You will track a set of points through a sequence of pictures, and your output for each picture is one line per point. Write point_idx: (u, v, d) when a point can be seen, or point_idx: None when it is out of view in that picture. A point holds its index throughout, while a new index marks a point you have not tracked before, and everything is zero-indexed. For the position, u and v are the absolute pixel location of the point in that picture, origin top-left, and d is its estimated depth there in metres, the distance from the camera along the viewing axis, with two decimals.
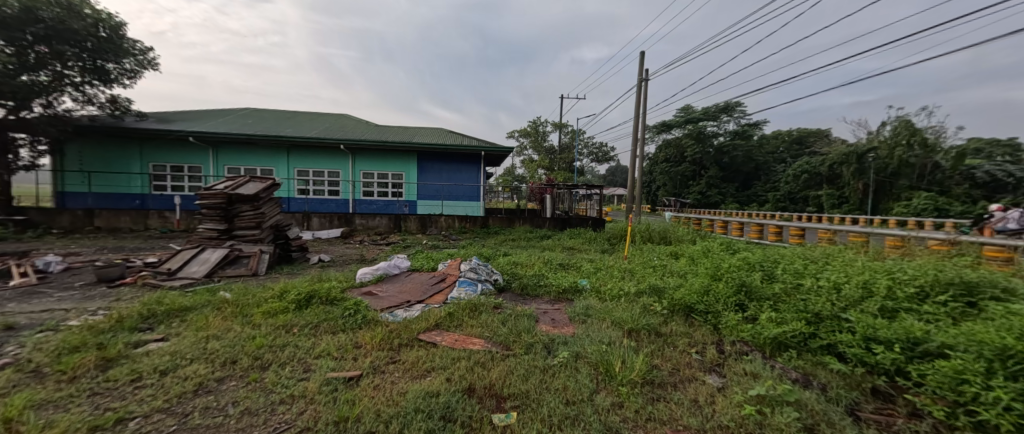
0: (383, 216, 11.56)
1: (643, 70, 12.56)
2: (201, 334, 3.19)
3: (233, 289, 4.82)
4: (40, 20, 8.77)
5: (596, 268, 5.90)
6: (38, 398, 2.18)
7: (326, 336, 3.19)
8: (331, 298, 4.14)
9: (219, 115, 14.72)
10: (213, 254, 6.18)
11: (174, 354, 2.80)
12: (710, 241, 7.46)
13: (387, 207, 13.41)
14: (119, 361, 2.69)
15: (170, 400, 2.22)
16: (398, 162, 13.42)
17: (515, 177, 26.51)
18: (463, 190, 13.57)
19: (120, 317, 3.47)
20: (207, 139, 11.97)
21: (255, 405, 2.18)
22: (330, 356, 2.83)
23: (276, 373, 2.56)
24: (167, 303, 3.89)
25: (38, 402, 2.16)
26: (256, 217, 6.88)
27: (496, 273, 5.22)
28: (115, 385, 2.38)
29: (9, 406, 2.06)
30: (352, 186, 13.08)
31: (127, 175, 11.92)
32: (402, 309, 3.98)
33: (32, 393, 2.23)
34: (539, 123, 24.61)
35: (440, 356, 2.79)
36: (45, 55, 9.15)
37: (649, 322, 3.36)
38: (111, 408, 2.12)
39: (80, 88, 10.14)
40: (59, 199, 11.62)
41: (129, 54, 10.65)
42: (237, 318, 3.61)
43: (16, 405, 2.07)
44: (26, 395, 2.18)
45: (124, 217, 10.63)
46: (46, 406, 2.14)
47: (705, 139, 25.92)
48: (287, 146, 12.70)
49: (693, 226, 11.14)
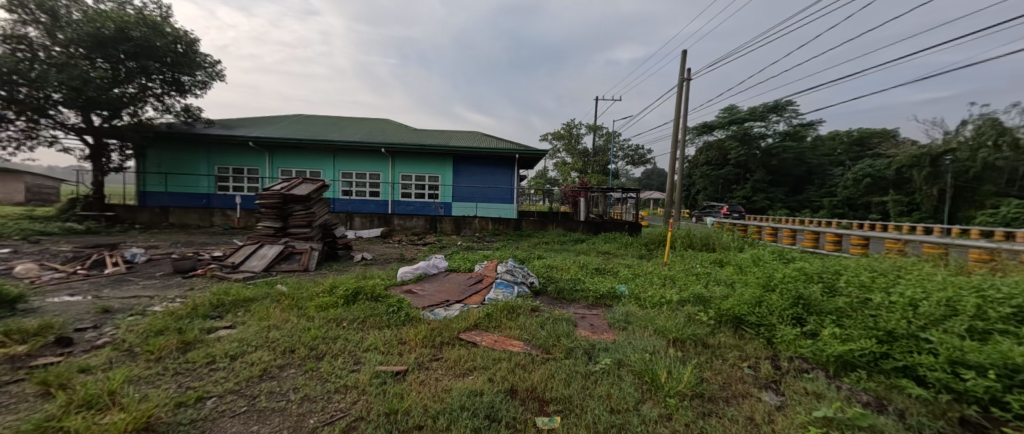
0: (420, 217, 11.97)
1: (685, 69, 12.06)
2: (263, 324, 3.45)
3: (288, 284, 5.19)
4: (131, 39, 9.99)
5: (634, 274, 5.72)
6: (133, 374, 2.46)
7: (373, 331, 3.34)
8: (376, 295, 4.33)
9: (275, 121, 15.89)
10: (270, 249, 6.66)
11: (241, 341, 3.05)
12: (759, 250, 7.00)
13: (424, 208, 13.81)
14: (195, 345, 2.97)
15: (240, 383, 2.43)
16: (435, 165, 13.80)
17: (548, 181, 26.30)
18: (497, 193, 13.74)
19: (195, 305, 3.84)
20: (265, 144, 12.94)
21: (313, 392, 2.33)
22: (377, 350, 2.96)
23: (330, 363, 2.71)
24: (232, 294, 4.25)
25: (134, 377, 2.44)
26: (307, 216, 7.39)
27: (532, 277, 5.20)
28: (193, 366, 2.63)
29: (113, 379, 2.34)
30: (392, 188, 13.63)
31: (196, 177, 13.11)
32: (441, 308, 4.07)
33: (128, 369, 2.53)
34: (574, 125, 24.26)
35: (481, 356, 2.83)
36: (133, 70, 10.38)
37: (695, 332, 3.21)
38: (192, 387, 2.35)
39: (160, 99, 11.34)
40: (141, 197, 13.00)
41: (200, 66, 11.77)
42: (293, 310, 3.87)
43: (118, 378, 2.36)
44: (125, 371, 2.47)
45: (191, 214, 11.72)
46: (140, 382, 2.42)
47: (751, 140, 24.47)
48: (334, 149, 13.45)
49: (738, 233, 10.56)
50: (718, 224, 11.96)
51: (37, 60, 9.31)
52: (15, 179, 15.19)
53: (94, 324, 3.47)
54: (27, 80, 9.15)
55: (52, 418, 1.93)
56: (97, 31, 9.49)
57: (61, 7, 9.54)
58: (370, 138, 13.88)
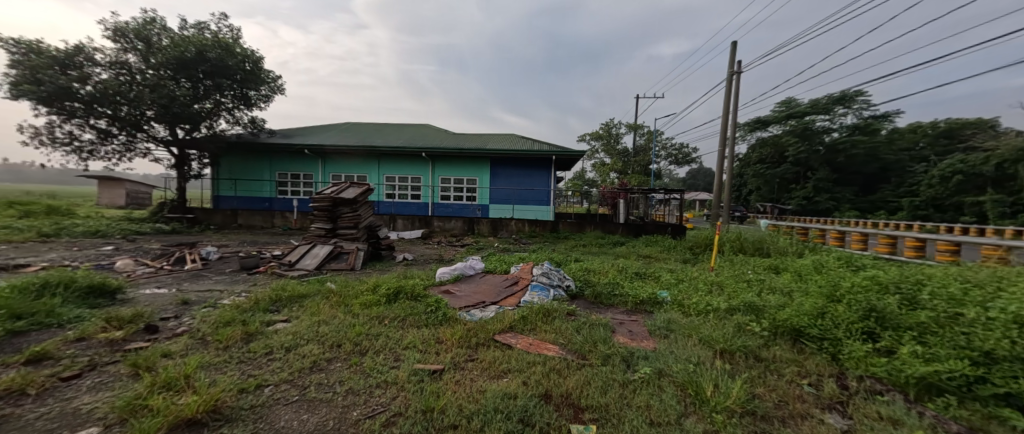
0: (458, 219, 12.21)
1: (735, 62, 11.34)
2: (314, 319, 3.67)
3: (337, 281, 5.49)
4: (208, 60, 11.19)
5: (678, 279, 5.44)
6: (204, 360, 2.71)
7: (411, 330, 3.43)
8: (415, 294, 4.45)
9: (326, 129, 16.95)
10: (321, 249, 7.10)
11: (295, 334, 3.26)
12: (822, 255, 6.39)
13: (462, 210, 14.09)
14: (256, 336, 3.22)
15: (293, 373, 2.59)
16: (472, 167, 14.03)
17: (586, 182, 25.82)
18: (533, 195, 13.71)
19: (257, 300, 4.17)
20: (318, 151, 13.85)
21: (356, 386, 2.43)
22: (416, 348, 3.04)
23: (373, 359, 2.82)
24: (288, 290, 4.57)
25: (205, 363, 2.69)
26: (354, 218, 7.79)
27: (568, 280, 5.11)
28: (254, 355, 2.85)
29: (188, 364, 2.59)
30: (432, 190, 14.04)
31: (259, 182, 14.28)
32: (477, 309, 4.11)
33: (201, 356, 2.78)
34: (613, 125, 23.66)
35: (516, 359, 2.82)
36: (209, 87, 11.59)
37: (747, 344, 2.98)
38: (252, 375, 2.54)
39: (231, 112, 12.50)
40: (214, 201, 14.39)
41: (265, 81, 12.85)
42: (340, 307, 4.08)
43: (192, 363, 2.60)
44: (198, 357, 2.72)
45: (256, 216, 12.76)
46: (209, 367, 2.65)
47: (812, 136, 22.49)
48: (378, 154, 14.08)
49: (798, 237, 9.73)
50: (774, 227, 11.11)
51: (134, 82, 10.66)
52: (116, 186, 17.41)
53: (175, 314, 3.87)
54: (127, 100, 10.47)
55: (140, 395, 2.17)
56: (181, 54, 10.75)
57: (154, 35, 10.91)
58: (411, 143, 14.40)
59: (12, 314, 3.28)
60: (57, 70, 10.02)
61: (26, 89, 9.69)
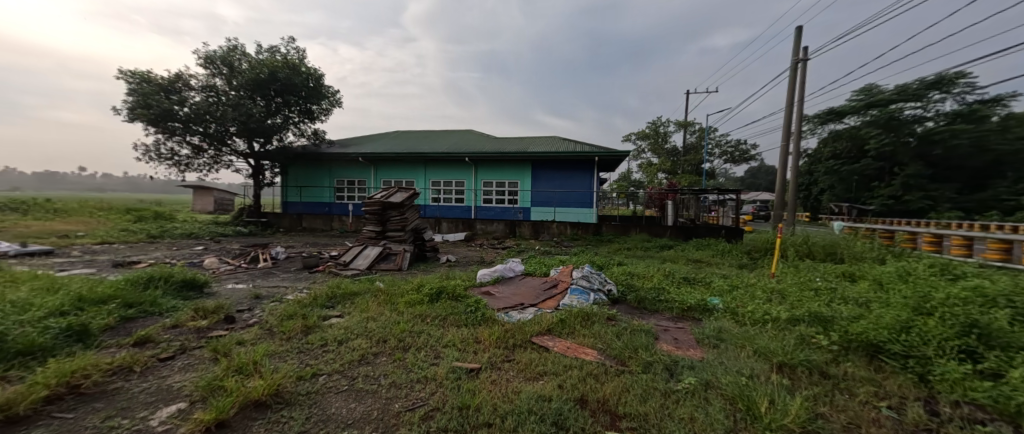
0: (500, 222, 12.36)
1: (800, 49, 10.45)
2: (364, 315, 3.90)
3: (385, 281, 5.79)
4: (279, 80, 12.52)
5: (731, 286, 5.10)
6: (272, 349, 2.99)
7: (451, 329, 3.54)
8: (456, 295, 4.58)
9: (376, 137, 17.96)
10: (372, 250, 7.53)
11: (347, 329, 3.49)
12: (912, 262, 5.67)
13: (503, 213, 14.27)
14: (314, 329, 3.49)
15: (344, 365, 2.77)
16: (513, 171, 14.15)
17: (631, 183, 25.00)
18: (575, 197, 13.55)
19: (315, 296, 4.52)
20: (370, 159, 14.68)
21: (399, 380, 2.55)
22: (455, 347, 3.12)
23: (415, 356, 2.95)
24: (343, 288, 4.90)
25: (272, 352, 2.97)
26: (402, 221, 8.18)
27: (610, 284, 4.98)
28: (311, 347, 3.09)
29: (258, 352, 2.87)
30: (474, 194, 14.35)
31: (319, 188, 15.45)
32: (516, 310, 4.15)
33: (269, 345, 3.08)
34: (659, 123, 22.73)
35: (552, 361, 2.81)
36: (280, 104, 12.93)
37: (810, 357, 2.73)
38: (309, 364, 2.77)
39: (297, 126, 13.71)
40: (284, 206, 15.82)
41: (326, 96, 13.93)
42: (387, 305, 4.30)
43: (262, 351, 2.88)
44: (267, 346, 3.02)
45: (319, 220, 13.80)
46: (275, 355, 2.92)
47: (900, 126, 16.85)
48: (424, 160, 14.64)
49: (882, 242, 8.68)
50: (851, 230, 10.03)
51: (221, 103, 12.10)
52: (206, 193, 19.71)
53: (248, 307, 4.32)
54: (214, 118, 11.88)
55: (219, 376, 2.45)
56: (258, 76, 12.15)
57: (236, 60, 12.29)
58: (455, 148, 14.83)
59: (125, 303, 3.86)
60: (162, 95, 11.61)
61: (139, 112, 11.30)
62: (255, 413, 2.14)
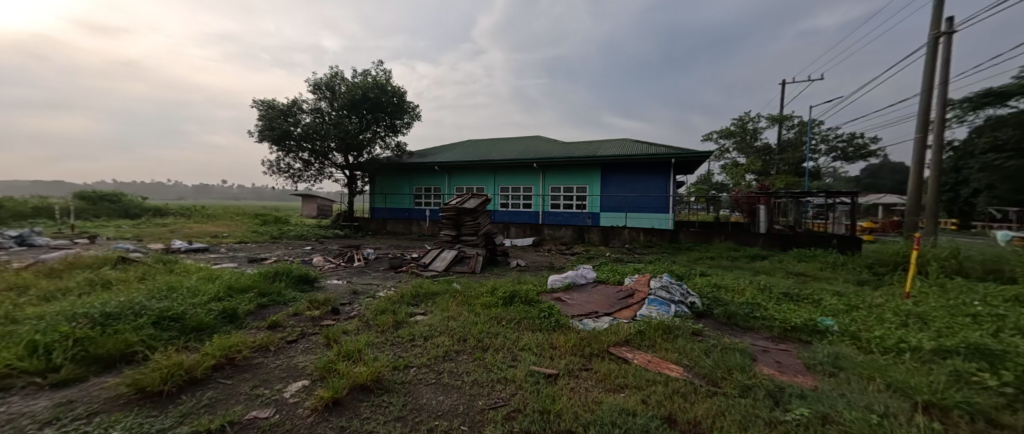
0: (568, 228, 12.25)
1: (941, 21, 8.66)
2: (445, 314, 4.16)
3: (461, 283, 6.12)
4: (370, 99, 14.08)
5: (849, 305, 4.38)
6: (371, 340, 3.36)
7: (527, 333, 3.60)
8: (529, 299, 4.65)
9: (451, 147, 19.07)
10: (449, 253, 8.00)
11: (431, 326, 3.77)
12: None
13: (572, 218, 14.05)
14: (403, 324, 3.83)
15: (430, 359, 3.00)
16: (583, 176, 13.91)
17: (715, 186, 22.88)
18: (650, 202, 12.84)
19: (402, 294, 4.95)
20: (446, 167, 15.62)
21: (481, 379, 2.68)
22: (531, 350, 3.18)
23: (494, 356, 3.07)
24: (425, 288, 5.29)
25: (371, 342, 3.33)
26: (475, 226, 8.56)
27: (693, 296, 4.63)
28: (403, 340, 3.41)
29: (361, 342, 3.25)
30: (543, 199, 14.39)
31: (401, 195, 16.82)
32: (590, 318, 4.07)
33: (368, 336, 3.46)
34: (748, 119, 20.50)
35: (633, 374, 2.70)
36: (370, 120, 14.50)
37: (969, 399, 2.22)
38: (402, 356, 3.05)
39: (384, 139, 15.22)
40: (371, 212, 17.55)
41: (407, 111, 15.23)
42: (465, 306, 4.53)
43: (363, 341, 3.24)
44: (367, 337, 3.39)
45: (400, 224, 15.11)
46: (374, 345, 3.28)
47: None
48: (494, 167, 15.12)
49: None
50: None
51: (324, 122, 13.97)
52: (312, 200, 22.82)
53: (350, 301, 4.91)
54: (320, 136, 13.73)
55: (332, 360, 2.83)
56: (353, 97, 13.80)
57: (337, 84, 14.11)
58: (525, 155, 15.08)
59: (259, 292, 4.68)
60: (283, 118, 13.76)
61: (266, 134, 13.54)
62: (362, 395, 2.42)
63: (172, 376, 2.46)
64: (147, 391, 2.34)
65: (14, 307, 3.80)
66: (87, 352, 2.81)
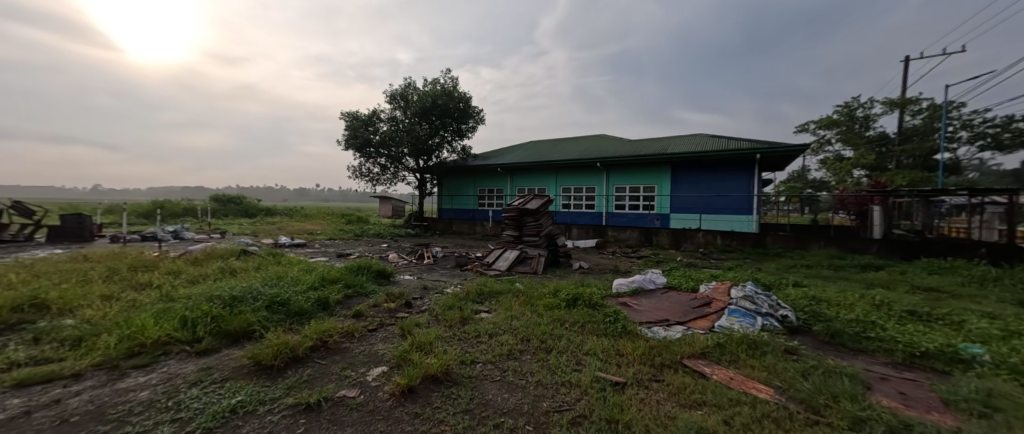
0: (635, 229, 11.68)
1: None
2: (508, 313, 4.21)
3: (524, 283, 6.16)
4: (439, 105, 14.90)
5: (1004, 331, 3.51)
6: (440, 334, 3.52)
7: (592, 337, 3.48)
8: (593, 303, 4.50)
9: (514, 149, 19.33)
10: (511, 253, 8.09)
11: (495, 324, 3.83)
12: None
13: (639, 220, 13.35)
14: (469, 321, 3.95)
15: (495, 356, 3.05)
16: (652, 175, 13.14)
17: (811, 183, 20.07)
18: (730, 202, 11.69)
19: (467, 292, 5.13)
20: (509, 168, 15.87)
21: (546, 380, 2.65)
22: (597, 356, 3.06)
23: (558, 359, 3.02)
24: (489, 287, 5.41)
25: (440, 336, 3.48)
26: (537, 227, 8.55)
27: (783, 308, 4.09)
28: (468, 336, 3.52)
29: (431, 334, 3.42)
30: (607, 200, 13.89)
31: (466, 196, 17.45)
32: (659, 326, 3.81)
33: (438, 330, 3.63)
34: (857, 105, 17.63)
35: (712, 391, 2.45)
36: (439, 126, 15.36)
37: None
38: (468, 351, 3.15)
39: (451, 144, 16.02)
40: (438, 212, 18.49)
41: (472, 115, 15.79)
42: (527, 306, 4.54)
43: (433, 334, 3.41)
44: (436, 331, 3.56)
45: (465, 224, 15.75)
46: (443, 339, 3.43)
47: None
48: (557, 168, 14.98)
49: None
50: None
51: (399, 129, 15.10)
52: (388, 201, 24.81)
53: (420, 296, 5.21)
54: (395, 143, 14.85)
55: (406, 350, 3.02)
56: (425, 104, 14.72)
57: (410, 94, 15.15)
58: (589, 154, 14.69)
59: (346, 283, 5.19)
60: (365, 127, 15.12)
61: (350, 142, 15.00)
62: (433, 385, 2.54)
63: (281, 352, 2.83)
64: (262, 364, 2.73)
65: (170, 288, 4.71)
66: (220, 328, 3.36)
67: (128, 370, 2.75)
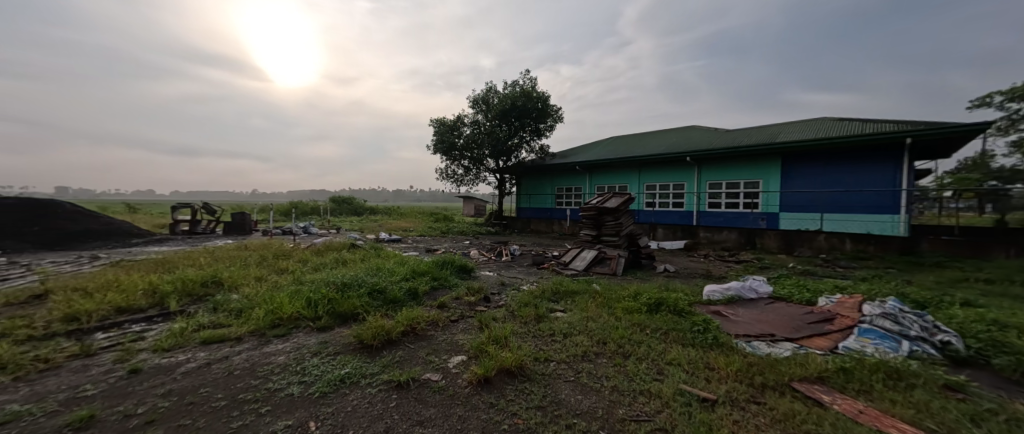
0: (732, 231, 10.50)
1: None
2: (584, 314, 4.11)
3: (602, 284, 5.95)
4: (518, 107, 15.25)
5: None
6: (516, 329, 3.59)
7: (676, 346, 3.22)
8: (679, 309, 4.16)
9: (593, 146, 18.77)
10: (589, 253, 7.90)
11: (570, 324, 3.78)
12: None
13: (737, 220, 11.89)
14: (544, 319, 3.97)
15: (570, 356, 3.01)
16: (754, 169, 11.63)
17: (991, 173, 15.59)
18: (862, 199, 9.73)
19: (543, 290, 5.15)
20: (587, 166, 15.47)
21: (622, 386, 2.53)
22: (681, 367, 2.82)
23: (636, 365, 2.86)
24: (565, 286, 5.35)
25: (516, 332, 3.56)
26: (616, 226, 8.19)
27: (942, 333, 3.25)
28: (542, 334, 3.53)
29: (507, 329, 3.51)
30: (697, 197, 12.68)
31: (543, 195, 17.51)
32: (761, 341, 3.33)
33: (514, 325, 3.71)
34: None
35: (831, 424, 2.07)
36: (517, 127, 15.74)
37: None
38: (542, 349, 3.16)
39: (529, 143, 16.29)
40: (516, 211, 18.87)
41: (550, 114, 15.89)
42: (605, 308, 4.38)
43: (509, 330, 3.50)
44: (512, 326, 3.64)
45: (543, 223, 15.91)
46: (519, 335, 3.50)
47: None
48: (640, 164, 14.15)
49: None
50: None
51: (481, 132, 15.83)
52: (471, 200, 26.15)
53: (498, 291, 5.39)
54: (477, 145, 15.60)
55: (483, 342, 3.15)
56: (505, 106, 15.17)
57: (491, 97, 15.75)
58: (675, 148, 13.55)
59: (433, 276, 5.62)
60: (450, 132, 16.15)
61: (437, 146, 16.17)
62: (508, 378, 2.61)
63: (379, 334, 3.19)
64: (364, 343, 3.11)
65: (299, 274, 5.64)
66: (335, 309, 3.90)
67: (271, 338, 3.37)
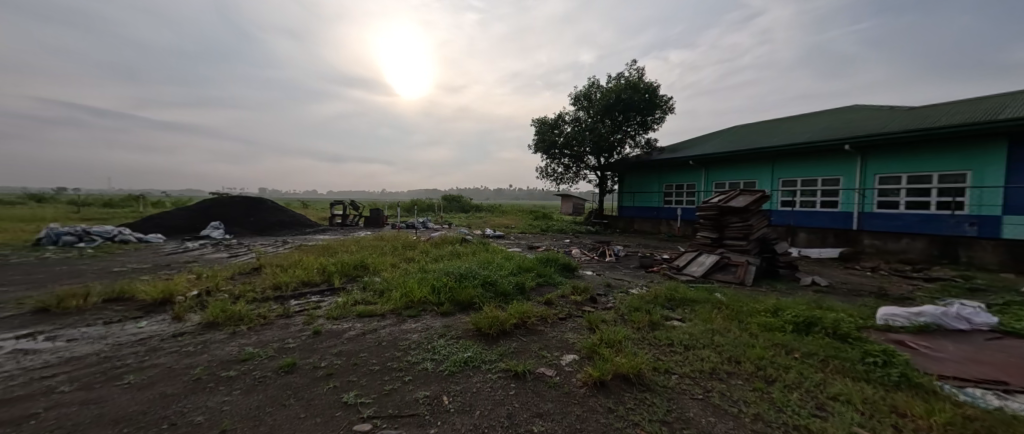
0: (919, 239, 8.11)
1: None
2: (708, 326, 3.67)
3: (727, 294, 5.23)
4: (622, 100, 14.55)
5: None
6: (629, 335, 3.40)
7: (840, 379, 2.63)
8: (840, 334, 3.38)
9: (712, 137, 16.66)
10: (708, 258, 7.06)
11: (691, 335, 3.41)
12: None
13: (926, 224, 9.06)
14: (659, 327, 3.68)
15: (695, 371, 2.72)
16: (956, 157, 8.74)
17: None
18: None
19: (655, 295, 4.78)
20: (707, 160, 13.78)
21: (767, 416, 2.17)
22: (851, 405, 2.29)
23: (784, 393, 2.43)
24: (681, 293, 4.87)
25: (631, 337, 3.37)
26: (744, 228, 7.00)
27: None
28: (660, 343, 3.26)
29: (620, 334, 3.35)
30: (861, 195, 10.12)
31: (650, 193, 16.12)
32: (985, 389, 2.47)
33: (626, 330, 3.52)
34: None
35: None
36: (621, 121, 15.03)
37: None
38: (660, 359, 2.93)
39: (635, 138, 15.40)
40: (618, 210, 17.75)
41: (659, 106, 14.80)
42: (735, 322, 3.83)
43: (622, 334, 3.33)
44: (625, 331, 3.45)
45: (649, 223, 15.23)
46: (634, 340, 3.31)
47: None
48: (776, 155, 11.98)
49: None
50: None
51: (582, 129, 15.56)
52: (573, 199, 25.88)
53: (605, 292, 5.21)
54: (578, 142, 15.38)
55: (596, 343, 3.08)
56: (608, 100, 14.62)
57: (593, 92, 15.36)
58: (827, 134, 11.07)
59: (538, 273, 5.74)
60: (551, 130, 16.25)
61: (539, 145, 16.44)
62: (626, 385, 2.49)
63: (494, 324, 3.38)
64: (482, 332, 3.33)
65: (422, 263, 6.39)
66: (455, 297, 4.28)
67: (407, 317, 3.88)
